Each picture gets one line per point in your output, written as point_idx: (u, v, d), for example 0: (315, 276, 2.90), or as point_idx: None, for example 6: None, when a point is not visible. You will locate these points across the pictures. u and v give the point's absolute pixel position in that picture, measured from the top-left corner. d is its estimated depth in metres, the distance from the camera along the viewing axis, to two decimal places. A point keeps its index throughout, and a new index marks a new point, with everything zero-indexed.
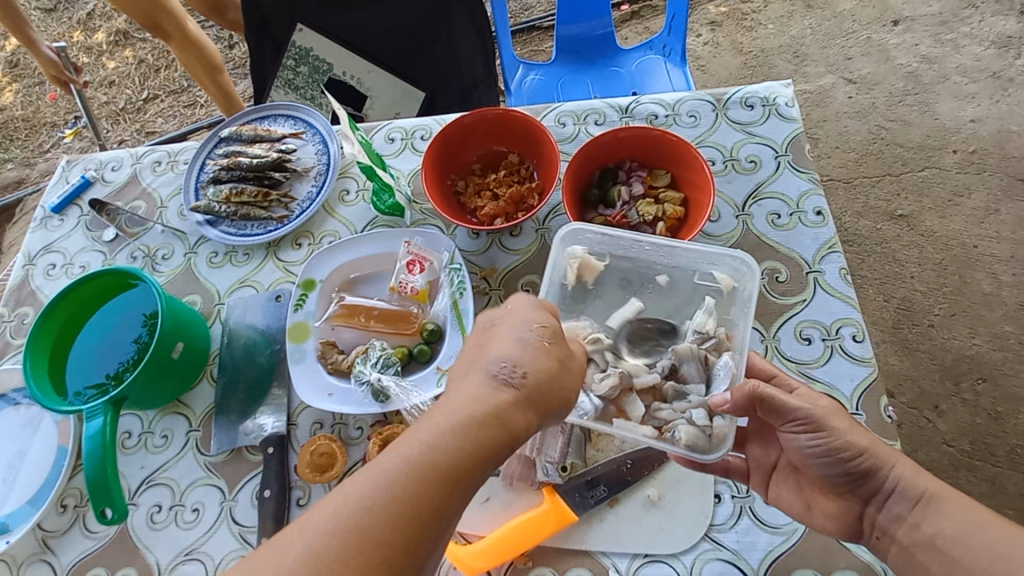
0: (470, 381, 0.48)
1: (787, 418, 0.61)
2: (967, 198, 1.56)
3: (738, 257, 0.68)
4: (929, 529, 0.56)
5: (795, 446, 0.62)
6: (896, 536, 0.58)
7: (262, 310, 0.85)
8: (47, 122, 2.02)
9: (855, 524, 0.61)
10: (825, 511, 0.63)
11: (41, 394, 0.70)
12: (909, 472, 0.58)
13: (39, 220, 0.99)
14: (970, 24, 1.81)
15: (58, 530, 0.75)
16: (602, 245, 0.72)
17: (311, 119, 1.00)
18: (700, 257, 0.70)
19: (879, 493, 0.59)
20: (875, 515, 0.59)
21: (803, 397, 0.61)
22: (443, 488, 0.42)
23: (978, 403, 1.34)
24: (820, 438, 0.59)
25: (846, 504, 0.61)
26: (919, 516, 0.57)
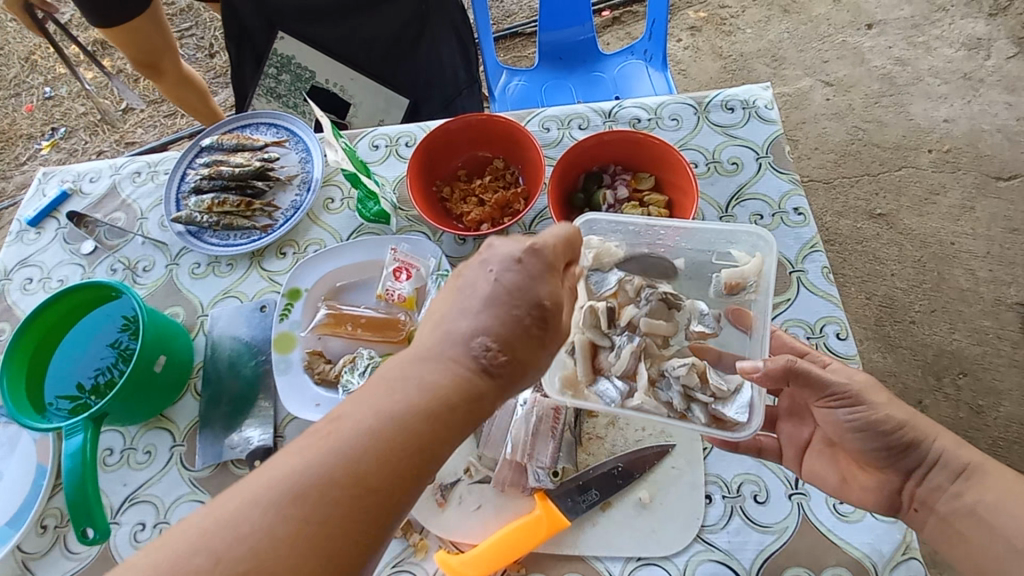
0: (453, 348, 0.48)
1: (823, 392, 0.62)
2: (942, 196, 1.60)
3: (754, 232, 0.68)
4: (971, 498, 0.57)
5: (833, 420, 0.63)
6: (935, 507, 0.59)
7: (246, 321, 0.84)
8: (23, 134, 1.98)
9: (893, 498, 0.61)
10: (863, 484, 0.63)
11: (17, 410, 0.68)
12: (949, 444, 0.60)
13: (15, 234, 0.97)
14: (941, 27, 1.86)
15: (38, 551, 0.73)
16: (614, 233, 0.71)
17: (294, 126, 0.99)
18: (716, 236, 0.70)
19: (920, 466, 0.60)
20: (915, 488, 0.60)
21: (836, 372, 0.62)
22: (410, 457, 0.42)
23: (959, 397, 1.37)
24: (857, 411, 0.61)
25: (886, 477, 0.62)
26: (960, 486, 0.58)
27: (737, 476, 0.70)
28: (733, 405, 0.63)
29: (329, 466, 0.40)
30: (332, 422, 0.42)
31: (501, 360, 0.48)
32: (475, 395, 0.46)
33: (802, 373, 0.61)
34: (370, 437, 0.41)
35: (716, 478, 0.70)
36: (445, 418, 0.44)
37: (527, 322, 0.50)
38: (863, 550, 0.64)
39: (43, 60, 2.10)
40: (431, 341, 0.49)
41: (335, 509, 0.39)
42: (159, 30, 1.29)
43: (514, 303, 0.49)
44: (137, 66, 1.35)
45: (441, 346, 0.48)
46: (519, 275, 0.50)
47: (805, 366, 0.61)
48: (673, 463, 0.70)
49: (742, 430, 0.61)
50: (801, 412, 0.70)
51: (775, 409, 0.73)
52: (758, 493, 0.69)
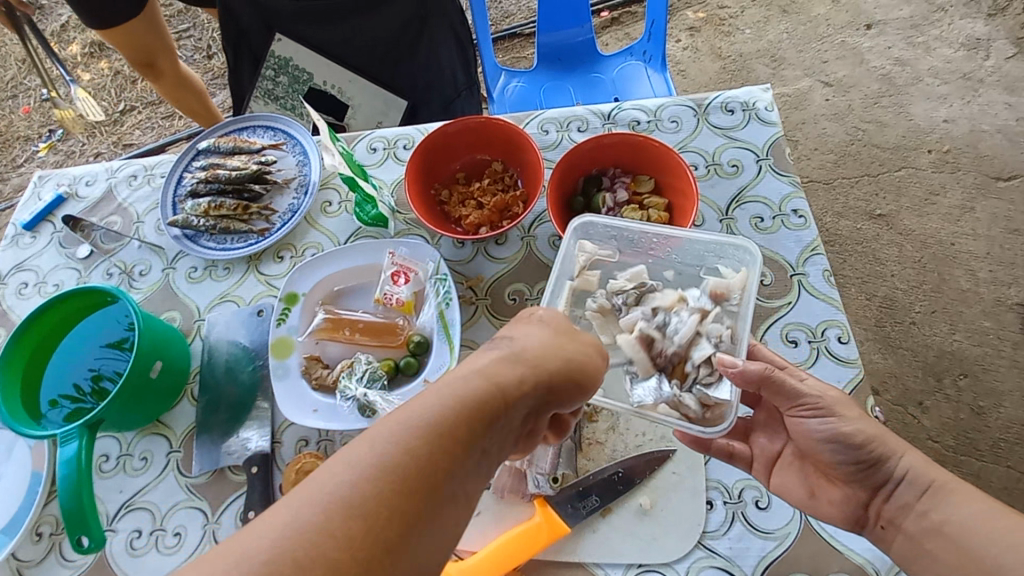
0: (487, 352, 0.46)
1: (794, 403, 0.63)
2: (942, 197, 1.59)
3: (743, 245, 0.68)
4: (935, 516, 0.56)
5: (803, 431, 0.64)
6: (902, 526, 0.58)
7: (243, 326, 0.84)
8: (21, 135, 1.98)
9: (858, 513, 0.62)
10: (830, 497, 0.63)
11: (13, 417, 0.67)
12: (918, 462, 0.59)
13: (11, 238, 0.96)
14: (940, 27, 1.86)
15: (33, 560, 0.72)
16: (609, 239, 0.73)
17: (291, 129, 0.98)
18: (705, 249, 0.70)
19: (888, 482, 0.60)
20: (883, 505, 0.60)
21: (812, 386, 0.62)
22: (460, 445, 0.39)
23: (961, 398, 1.36)
24: (829, 421, 0.61)
25: (852, 492, 0.62)
26: (927, 504, 0.57)
27: (738, 482, 0.69)
28: (713, 403, 0.61)
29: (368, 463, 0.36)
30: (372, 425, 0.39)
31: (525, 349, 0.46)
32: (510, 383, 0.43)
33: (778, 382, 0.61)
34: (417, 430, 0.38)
35: (717, 483, 0.69)
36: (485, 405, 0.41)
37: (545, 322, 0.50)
38: (865, 556, 0.64)
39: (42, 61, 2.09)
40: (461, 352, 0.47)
41: (389, 499, 0.35)
42: (154, 30, 1.28)
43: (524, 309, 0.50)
44: (135, 67, 1.35)
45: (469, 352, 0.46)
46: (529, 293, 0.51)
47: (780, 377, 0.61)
48: (674, 468, 0.70)
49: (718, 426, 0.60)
50: (776, 425, 0.72)
51: (752, 420, 0.74)
52: (759, 499, 0.68)
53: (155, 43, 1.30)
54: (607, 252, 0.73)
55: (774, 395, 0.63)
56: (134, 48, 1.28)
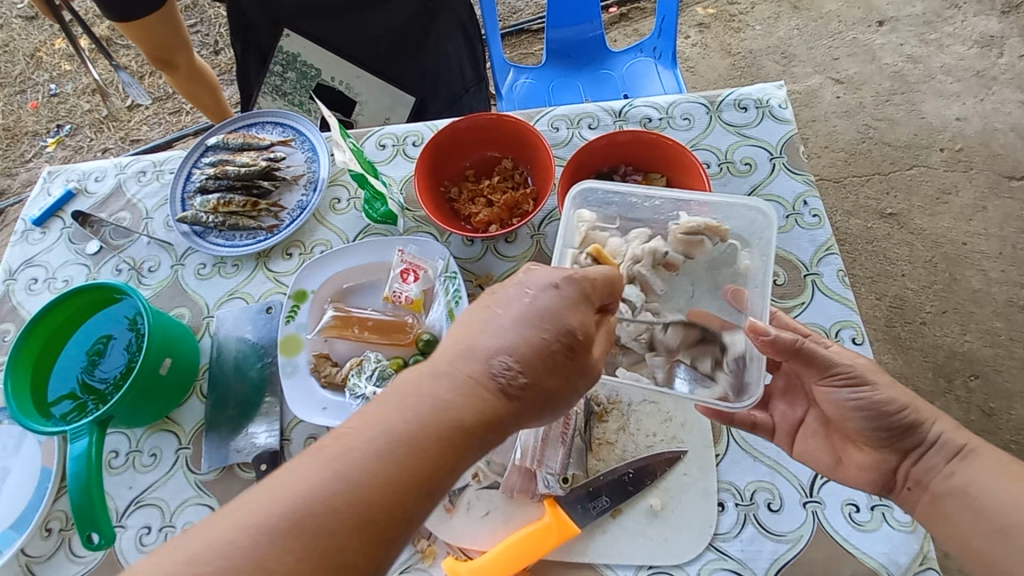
0: (471, 361, 0.48)
1: (828, 372, 0.62)
2: (954, 196, 1.58)
3: (754, 206, 0.69)
4: (963, 477, 0.57)
5: (834, 400, 0.63)
6: (930, 485, 0.59)
7: (252, 323, 0.83)
8: (28, 131, 1.98)
9: (888, 476, 0.62)
10: (857, 463, 0.63)
11: (23, 413, 0.68)
12: (948, 426, 0.60)
13: (20, 233, 0.96)
14: (953, 24, 1.84)
15: (42, 555, 0.73)
16: (611, 203, 0.73)
17: (300, 125, 0.98)
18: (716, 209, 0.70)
19: (920, 446, 0.60)
20: (911, 467, 0.60)
21: (839, 352, 0.62)
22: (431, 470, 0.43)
23: (971, 400, 1.35)
24: (861, 391, 0.60)
25: (883, 457, 0.62)
26: (954, 466, 0.58)
27: (750, 483, 0.68)
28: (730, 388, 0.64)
29: (332, 490, 0.40)
30: (353, 433, 0.42)
31: (521, 384, 0.48)
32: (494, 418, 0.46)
33: (808, 352, 0.61)
34: (392, 460, 0.41)
35: (730, 485, 0.69)
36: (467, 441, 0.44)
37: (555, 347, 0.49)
38: (880, 560, 0.63)
39: (48, 57, 2.10)
40: (447, 355, 0.48)
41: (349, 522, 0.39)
42: (172, 28, 1.28)
43: (543, 323, 0.49)
44: (151, 62, 1.34)
45: (457, 362, 0.47)
46: (553, 298, 0.50)
47: (810, 346, 0.61)
48: (685, 469, 0.69)
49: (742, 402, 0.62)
50: (796, 390, 0.72)
51: (771, 386, 0.74)
52: (772, 501, 0.67)
53: (172, 39, 1.29)
54: (607, 218, 0.73)
55: (805, 367, 0.63)
56: (152, 44, 1.28)
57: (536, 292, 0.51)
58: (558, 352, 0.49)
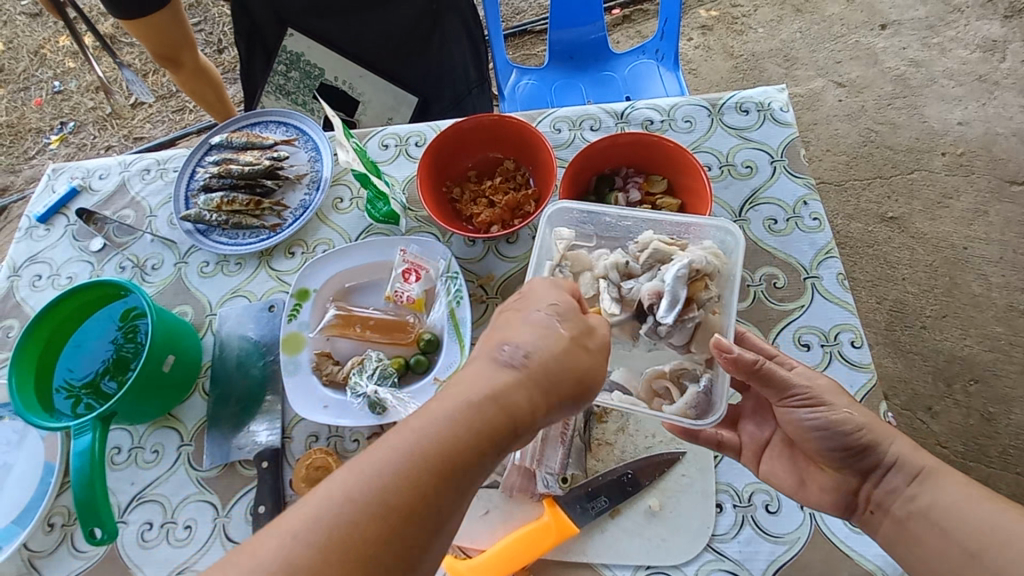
0: (489, 359, 0.48)
1: (785, 393, 0.62)
2: (955, 201, 1.58)
3: (721, 225, 0.70)
4: (925, 500, 0.57)
5: (793, 420, 0.63)
6: (890, 509, 0.58)
7: (254, 321, 0.84)
8: (32, 128, 1.99)
9: (847, 500, 0.61)
10: (820, 484, 0.63)
11: (27, 409, 0.68)
12: (906, 448, 0.60)
13: (25, 230, 0.97)
14: (956, 28, 1.84)
15: (44, 550, 0.73)
16: (586, 223, 0.74)
17: (304, 125, 0.98)
18: (684, 227, 0.71)
19: (876, 468, 0.60)
20: (872, 490, 0.60)
21: (801, 376, 0.62)
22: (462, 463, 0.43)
23: (971, 404, 1.35)
24: (818, 411, 0.61)
25: (843, 477, 0.62)
26: (915, 489, 0.58)
27: (748, 485, 0.69)
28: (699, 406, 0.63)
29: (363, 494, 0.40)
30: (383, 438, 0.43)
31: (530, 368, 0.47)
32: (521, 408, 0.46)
33: (768, 375, 0.61)
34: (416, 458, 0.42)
35: (727, 487, 0.69)
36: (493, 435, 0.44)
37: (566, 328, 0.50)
38: (877, 562, 0.63)
39: (53, 54, 2.10)
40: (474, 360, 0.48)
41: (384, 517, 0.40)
42: (178, 26, 1.28)
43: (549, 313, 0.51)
44: (157, 59, 1.35)
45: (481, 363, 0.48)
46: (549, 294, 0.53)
47: (769, 367, 0.61)
48: (683, 470, 0.70)
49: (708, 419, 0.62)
50: (765, 412, 0.71)
51: (739, 407, 0.73)
52: (769, 503, 0.68)
53: (177, 37, 1.30)
54: (585, 235, 0.74)
55: (764, 386, 0.63)
56: (158, 41, 1.28)
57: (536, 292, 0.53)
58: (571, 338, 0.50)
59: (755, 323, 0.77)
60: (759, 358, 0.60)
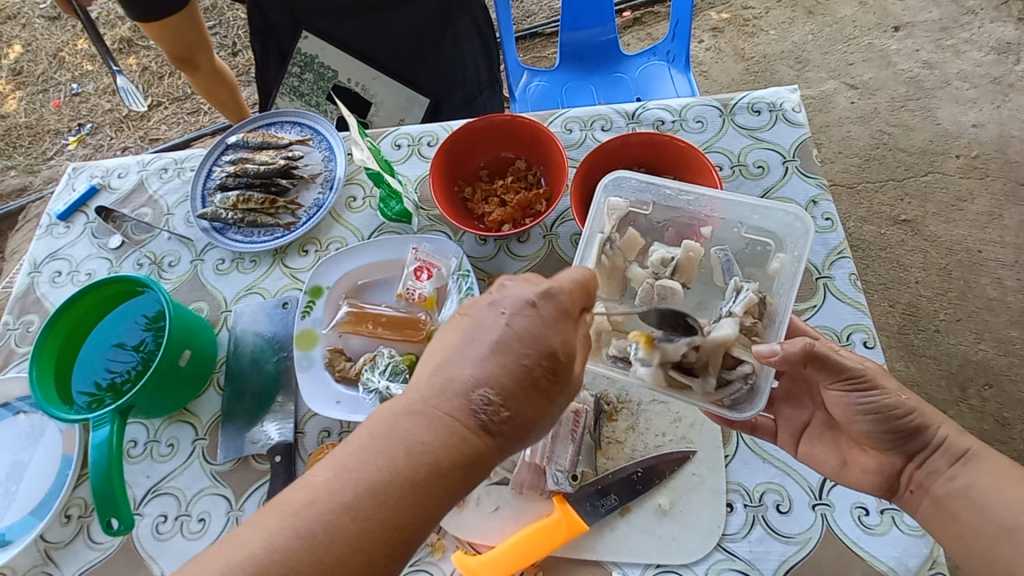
0: (449, 398, 0.46)
1: (840, 376, 0.61)
2: (970, 203, 1.56)
3: (793, 211, 0.68)
4: (965, 480, 0.57)
5: (843, 403, 0.62)
6: (930, 488, 0.59)
7: (268, 318, 0.85)
8: (51, 129, 2.03)
9: (892, 480, 0.61)
10: (863, 465, 0.63)
11: (47, 401, 0.70)
12: (954, 430, 0.60)
13: (45, 227, 0.99)
14: (970, 30, 1.82)
15: (61, 541, 0.75)
16: (644, 191, 0.73)
17: (318, 125, 1.00)
18: (748, 211, 0.70)
19: (923, 450, 0.60)
20: (915, 471, 0.60)
21: (850, 357, 0.60)
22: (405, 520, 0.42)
23: (985, 408, 1.34)
24: (871, 395, 0.59)
25: (887, 460, 0.62)
26: (956, 470, 0.58)
27: (759, 485, 0.69)
28: (733, 396, 0.63)
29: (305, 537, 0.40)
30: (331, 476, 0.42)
31: (500, 415, 0.46)
32: (472, 456, 0.45)
33: (822, 357, 0.60)
34: (365, 500, 0.41)
35: (738, 486, 0.69)
36: (438, 486, 0.43)
37: (537, 374, 0.47)
38: (890, 563, 0.63)
39: (71, 57, 2.15)
40: (429, 391, 0.46)
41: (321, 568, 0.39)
42: (193, 28, 1.30)
43: (523, 350, 0.47)
44: (172, 61, 1.37)
45: (435, 401, 0.46)
46: (530, 319, 0.48)
47: (825, 352, 0.60)
48: (694, 469, 0.70)
49: (742, 412, 0.62)
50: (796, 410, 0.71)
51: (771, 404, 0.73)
52: (781, 502, 0.67)
53: (194, 39, 1.32)
54: (640, 204, 0.73)
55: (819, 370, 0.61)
56: (174, 43, 1.30)
57: (512, 313, 0.48)
58: (537, 373, 0.47)
59: None
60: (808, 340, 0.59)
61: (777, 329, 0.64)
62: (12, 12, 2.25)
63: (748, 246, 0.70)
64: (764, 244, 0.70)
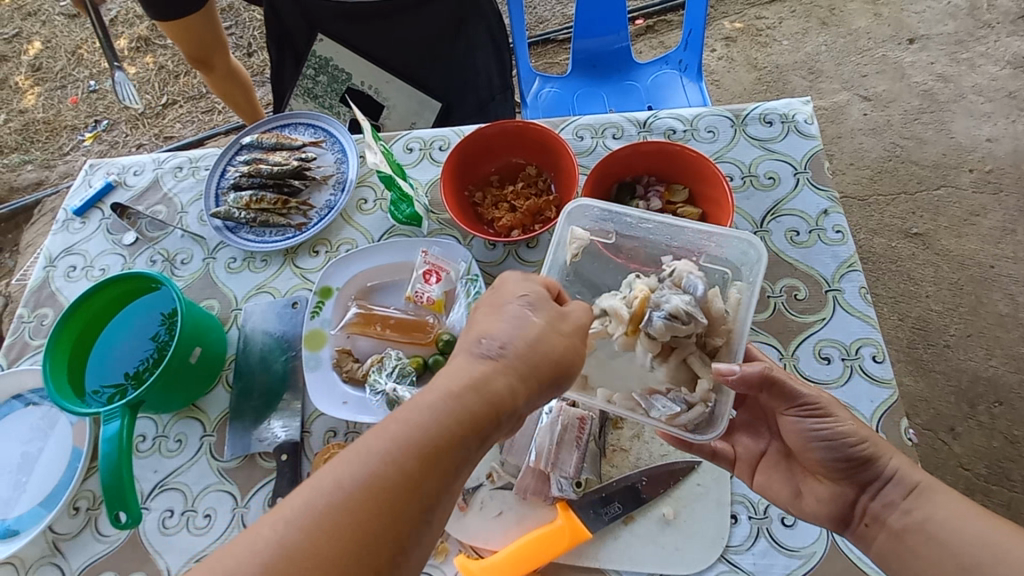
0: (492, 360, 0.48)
1: (793, 402, 0.62)
2: (982, 218, 1.55)
3: (747, 238, 0.68)
4: (920, 515, 0.56)
5: (798, 430, 0.63)
6: (886, 522, 0.57)
7: (277, 317, 0.86)
8: (68, 125, 2.06)
9: (846, 509, 0.60)
10: (816, 494, 0.63)
11: (59, 394, 0.71)
12: (905, 463, 0.59)
13: (61, 223, 1.00)
14: (986, 43, 1.81)
15: (69, 533, 0.76)
16: (606, 220, 0.72)
17: (332, 127, 1.01)
18: (709, 239, 0.69)
19: (876, 480, 0.59)
20: (869, 502, 0.59)
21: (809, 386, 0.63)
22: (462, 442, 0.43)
23: (994, 426, 1.32)
24: (824, 422, 0.60)
25: (841, 489, 0.61)
26: (911, 503, 0.57)
27: (764, 497, 0.68)
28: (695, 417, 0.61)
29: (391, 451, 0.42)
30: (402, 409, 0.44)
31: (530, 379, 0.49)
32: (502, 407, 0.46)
33: (775, 380, 0.61)
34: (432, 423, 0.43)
35: (743, 498, 0.68)
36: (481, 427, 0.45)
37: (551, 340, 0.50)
38: None
39: (90, 54, 2.18)
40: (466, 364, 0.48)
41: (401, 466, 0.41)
42: (211, 28, 1.32)
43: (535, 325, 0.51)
44: (189, 62, 1.39)
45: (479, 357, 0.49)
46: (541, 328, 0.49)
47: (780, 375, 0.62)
48: (699, 479, 0.69)
49: (709, 433, 0.61)
50: None
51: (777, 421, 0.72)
52: (786, 516, 0.67)
53: (211, 40, 1.34)
54: (602, 232, 0.72)
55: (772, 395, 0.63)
56: (191, 44, 1.32)
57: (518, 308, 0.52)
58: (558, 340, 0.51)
59: (774, 334, 0.77)
60: (763, 363, 0.61)
61: (740, 337, 0.63)
62: (34, 9, 2.29)
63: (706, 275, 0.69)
64: (722, 274, 0.69)
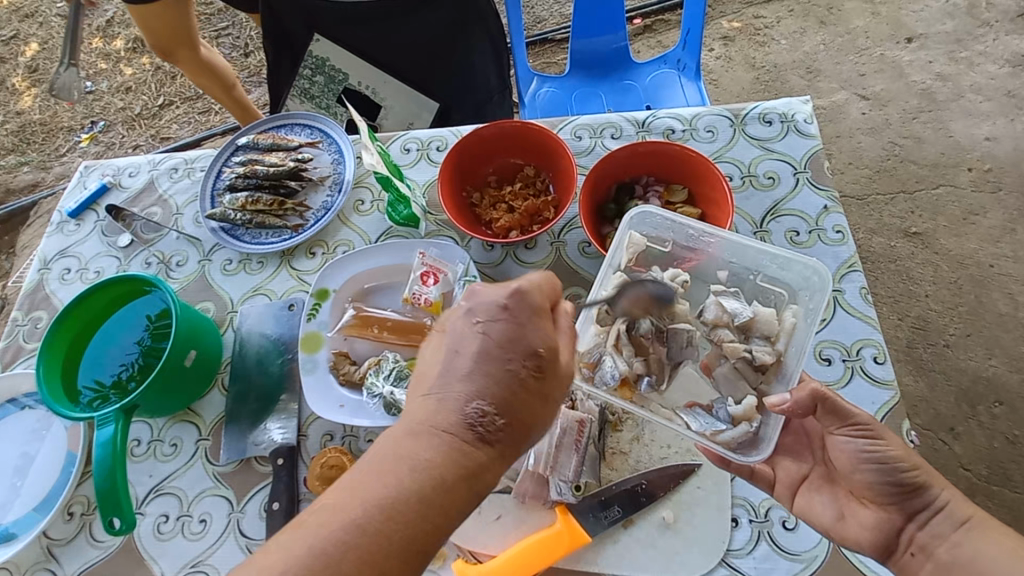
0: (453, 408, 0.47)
1: (844, 421, 0.60)
2: (982, 218, 1.55)
3: (812, 265, 0.68)
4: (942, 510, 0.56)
5: (844, 451, 0.61)
6: (934, 553, 0.56)
7: (274, 319, 0.85)
8: (64, 126, 2.05)
9: (891, 538, 0.59)
10: (860, 520, 0.60)
11: (53, 399, 0.70)
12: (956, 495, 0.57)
13: (56, 224, 0.99)
14: (984, 42, 1.81)
15: (64, 538, 0.75)
16: (666, 229, 0.73)
17: (328, 128, 1.00)
18: (771, 260, 0.70)
19: (926, 509, 0.57)
20: (916, 531, 0.57)
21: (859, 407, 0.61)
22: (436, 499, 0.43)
23: (995, 426, 1.32)
24: (875, 445, 0.58)
25: (887, 516, 0.59)
26: (961, 536, 0.55)
27: (765, 500, 0.68)
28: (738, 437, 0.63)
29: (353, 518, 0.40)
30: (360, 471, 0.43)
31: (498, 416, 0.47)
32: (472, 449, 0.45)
33: (829, 400, 0.60)
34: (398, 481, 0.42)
35: (744, 501, 0.68)
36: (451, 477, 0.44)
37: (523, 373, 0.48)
38: None
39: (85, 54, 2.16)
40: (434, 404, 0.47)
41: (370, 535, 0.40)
42: (179, 20, 1.30)
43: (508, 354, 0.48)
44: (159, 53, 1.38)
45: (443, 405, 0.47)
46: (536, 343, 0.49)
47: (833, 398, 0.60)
48: (699, 483, 0.69)
49: (749, 455, 0.62)
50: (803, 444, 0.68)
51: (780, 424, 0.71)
52: (787, 519, 0.67)
53: (178, 31, 1.32)
54: (659, 240, 0.74)
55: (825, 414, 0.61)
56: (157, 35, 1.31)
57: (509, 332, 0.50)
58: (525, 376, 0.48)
59: None
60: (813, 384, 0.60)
61: (796, 360, 0.65)
62: (29, 10, 2.28)
63: (761, 295, 0.71)
64: (778, 294, 0.70)
